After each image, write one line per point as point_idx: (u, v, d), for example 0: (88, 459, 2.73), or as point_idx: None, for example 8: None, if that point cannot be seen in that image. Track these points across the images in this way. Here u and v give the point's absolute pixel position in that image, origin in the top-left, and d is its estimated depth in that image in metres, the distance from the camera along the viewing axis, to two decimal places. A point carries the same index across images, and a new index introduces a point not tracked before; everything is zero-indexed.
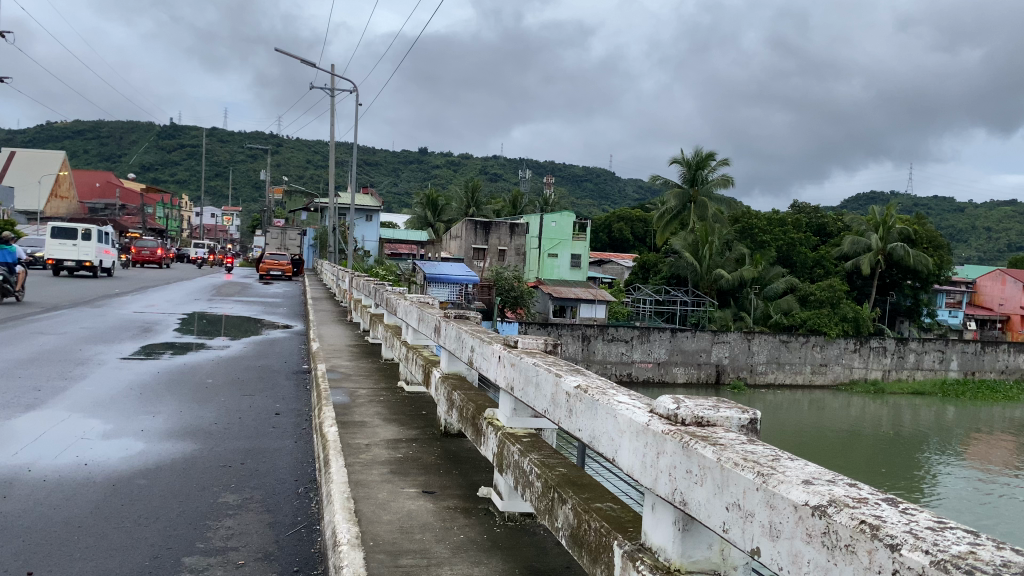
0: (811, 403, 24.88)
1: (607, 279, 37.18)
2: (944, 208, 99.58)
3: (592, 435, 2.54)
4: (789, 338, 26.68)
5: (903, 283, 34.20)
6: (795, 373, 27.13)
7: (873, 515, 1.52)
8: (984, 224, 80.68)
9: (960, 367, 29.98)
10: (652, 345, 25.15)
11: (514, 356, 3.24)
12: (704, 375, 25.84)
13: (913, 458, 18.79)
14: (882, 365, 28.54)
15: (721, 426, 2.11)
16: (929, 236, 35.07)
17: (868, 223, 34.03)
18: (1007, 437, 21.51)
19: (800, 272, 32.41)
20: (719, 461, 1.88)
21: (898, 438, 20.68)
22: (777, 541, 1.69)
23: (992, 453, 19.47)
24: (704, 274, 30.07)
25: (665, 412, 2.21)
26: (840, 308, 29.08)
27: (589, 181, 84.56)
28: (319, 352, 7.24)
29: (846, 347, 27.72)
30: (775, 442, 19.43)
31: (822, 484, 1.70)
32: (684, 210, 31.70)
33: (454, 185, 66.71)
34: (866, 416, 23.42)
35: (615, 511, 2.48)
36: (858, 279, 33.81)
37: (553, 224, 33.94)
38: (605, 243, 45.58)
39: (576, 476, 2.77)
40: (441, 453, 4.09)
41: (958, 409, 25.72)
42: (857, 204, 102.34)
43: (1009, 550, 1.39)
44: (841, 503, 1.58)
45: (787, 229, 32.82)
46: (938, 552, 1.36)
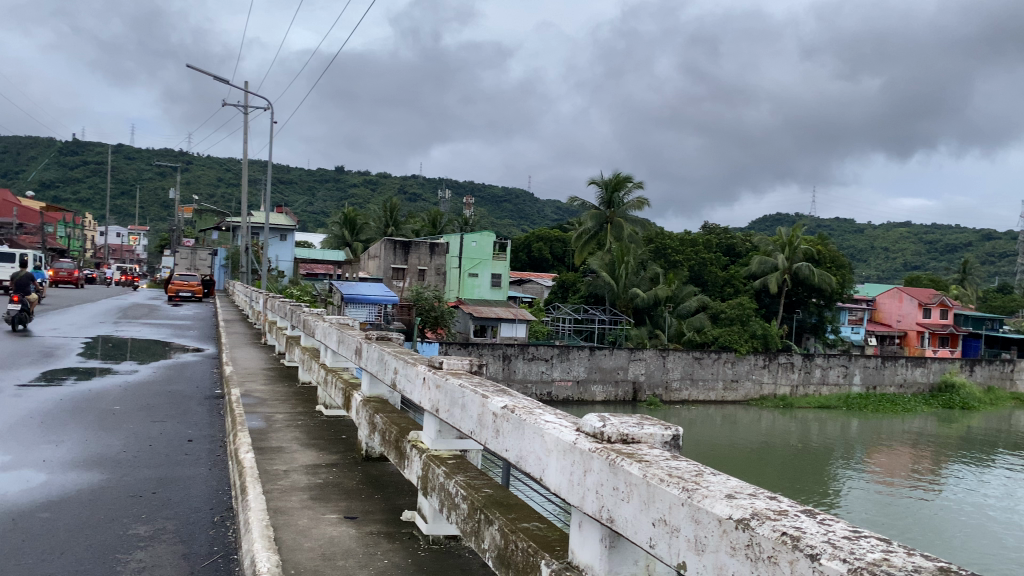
0: (724, 418, 25.59)
1: (527, 299, 37.45)
2: (844, 230, 104.70)
3: (519, 454, 2.54)
4: (701, 354, 27.47)
5: (808, 300, 35.64)
6: (708, 389, 27.92)
7: (795, 526, 1.57)
8: (880, 246, 85.50)
9: (862, 381, 31.29)
10: (571, 363, 25.21)
11: (438, 378, 3.22)
12: (622, 392, 26.19)
13: (820, 468, 19.57)
14: (790, 380, 29.59)
15: (646, 442, 2.16)
16: (831, 256, 36.57)
17: (775, 244, 35.32)
18: (907, 447, 22.67)
19: (710, 291, 33.39)
20: (644, 477, 1.92)
21: (807, 451, 21.43)
22: (704, 555, 1.73)
23: (895, 463, 20.52)
24: (621, 293, 30.45)
25: (590, 430, 2.24)
26: (750, 325, 30.21)
27: (507, 202, 85.30)
28: (233, 375, 7.02)
29: (755, 363, 28.63)
30: (693, 455, 20.00)
31: (745, 499, 1.75)
32: (601, 230, 32.53)
33: (371, 203, 66.07)
34: (775, 429, 24.28)
35: (541, 530, 2.48)
36: (766, 297, 35.03)
37: (473, 243, 34.23)
38: (524, 263, 45.98)
39: (502, 497, 2.77)
40: (362, 478, 4.02)
41: (861, 422, 26.87)
42: (764, 225, 106.48)
43: (925, 556, 1.45)
44: (763, 516, 1.63)
45: (699, 249, 33.88)
46: (855, 559, 1.42)
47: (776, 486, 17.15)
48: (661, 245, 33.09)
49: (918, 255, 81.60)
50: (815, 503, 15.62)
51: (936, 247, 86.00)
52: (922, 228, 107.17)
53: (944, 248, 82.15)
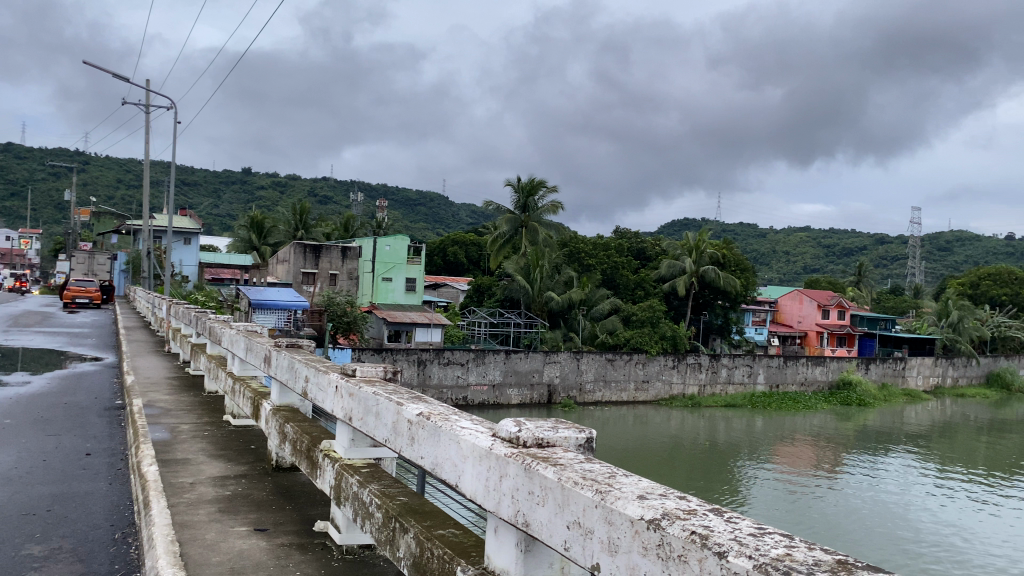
0: (635, 418, 26.07)
1: (442, 303, 37.32)
2: (748, 235, 108.61)
3: (434, 462, 2.53)
4: (613, 356, 27.97)
5: (715, 303, 36.73)
6: (620, 390, 28.41)
7: (701, 524, 1.63)
8: (782, 250, 88.97)
9: (766, 380, 32.46)
10: (487, 368, 25.20)
11: (352, 386, 3.17)
12: (537, 395, 26.34)
13: (727, 465, 20.15)
14: (697, 380, 30.43)
15: (560, 446, 2.20)
16: (736, 260, 37.78)
17: (682, 248, 36.21)
18: (807, 443, 23.62)
19: (622, 294, 34.04)
20: (559, 481, 1.94)
21: (716, 449, 22.03)
22: (617, 555, 1.76)
23: (796, 459, 21.34)
24: (536, 296, 30.68)
25: (506, 435, 2.25)
26: (660, 327, 30.90)
27: (421, 206, 84.89)
28: (135, 386, 6.73)
29: (665, 364, 29.36)
30: (604, 455, 20.33)
31: (656, 499, 1.80)
32: (516, 234, 32.76)
33: (281, 205, 64.60)
34: (684, 428, 24.94)
35: (457, 536, 2.48)
36: (675, 300, 35.88)
37: (387, 247, 33.93)
38: (439, 266, 45.79)
39: (418, 505, 2.75)
40: (273, 489, 3.92)
41: (765, 420, 27.85)
42: (673, 229, 109.38)
43: (823, 550, 1.53)
44: (674, 515, 1.68)
45: (611, 253, 34.49)
46: (761, 555, 1.48)
47: (686, 486, 17.54)
48: (575, 249, 33.48)
49: (817, 258, 85.33)
50: (723, 501, 16.09)
51: (832, 251, 90.14)
52: (820, 232, 112.14)
53: (840, 253, 86.18)
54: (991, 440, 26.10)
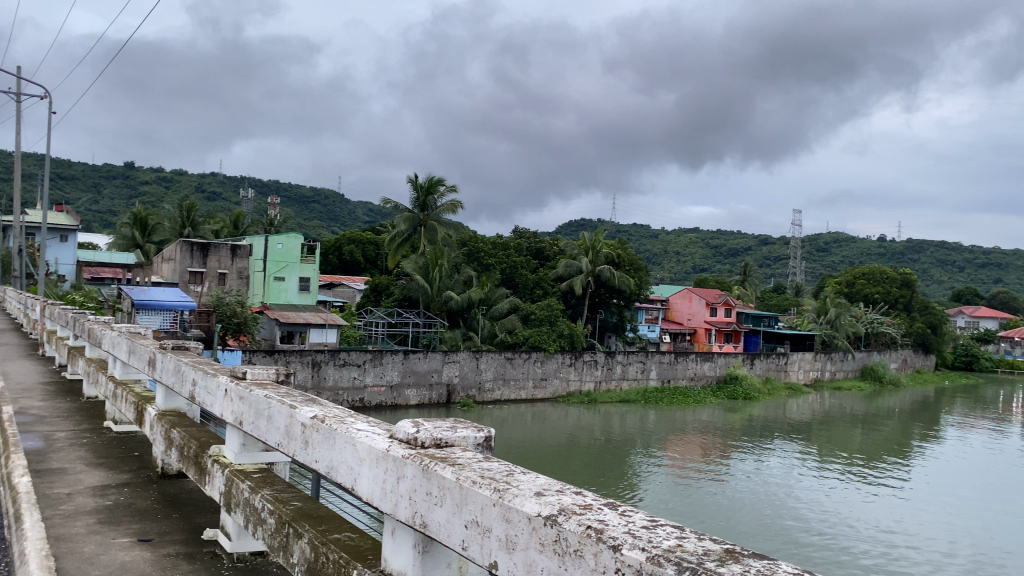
0: (534, 415, 26.31)
1: (338, 303, 36.64)
2: (642, 235, 111.76)
3: (330, 465, 2.47)
4: (512, 355, 28.15)
5: (610, 301, 37.48)
6: (518, 389, 28.61)
7: (597, 519, 1.67)
8: (673, 250, 91.84)
9: (658, 376, 33.42)
10: (384, 369, 24.78)
11: (242, 389, 3.07)
12: (435, 395, 26.17)
13: (622, 460, 20.61)
14: (593, 377, 31.04)
15: (459, 446, 2.21)
16: (631, 259, 38.69)
17: (579, 248, 36.76)
18: (697, 436, 24.45)
19: (520, 293, 34.29)
20: (457, 480, 1.93)
21: (610, 443, 22.60)
22: (513, 552, 1.79)
23: (687, 451, 22.07)
24: (435, 296, 30.49)
25: (404, 437, 2.22)
26: (557, 326, 31.24)
27: (316, 203, 83.18)
28: (4, 392, 6.31)
29: (562, 362, 29.81)
30: (501, 452, 20.47)
31: (553, 494, 1.83)
32: (414, 233, 32.50)
33: (167, 201, 61.93)
34: (581, 424, 25.37)
35: (354, 540, 2.43)
36: (572, 299, 36.37)
37: (279, 245, 33.00)
38: (335, 266, 44.93)
39: (312, 509, 2.68)
40: (157, 497, 3.75)
41: (657, 414, 28.65)
42: (570, 229, 111.28)
43: (711, 540, 1.61)
44: (569, 511, 1.71)
45: (510, 252, 34.69)
46: (652, 547, 1.54)
47: (582, 481, 17.90)
48: (474, 248, 33.50)
49: (706, 258, 88.60)
50: (618, 496, 16.50)
51: (719, 252, 93.84)
52: (709, 233, 116.51)
53: (727, 255, 89.90)
54: (865, 429, 27.76)
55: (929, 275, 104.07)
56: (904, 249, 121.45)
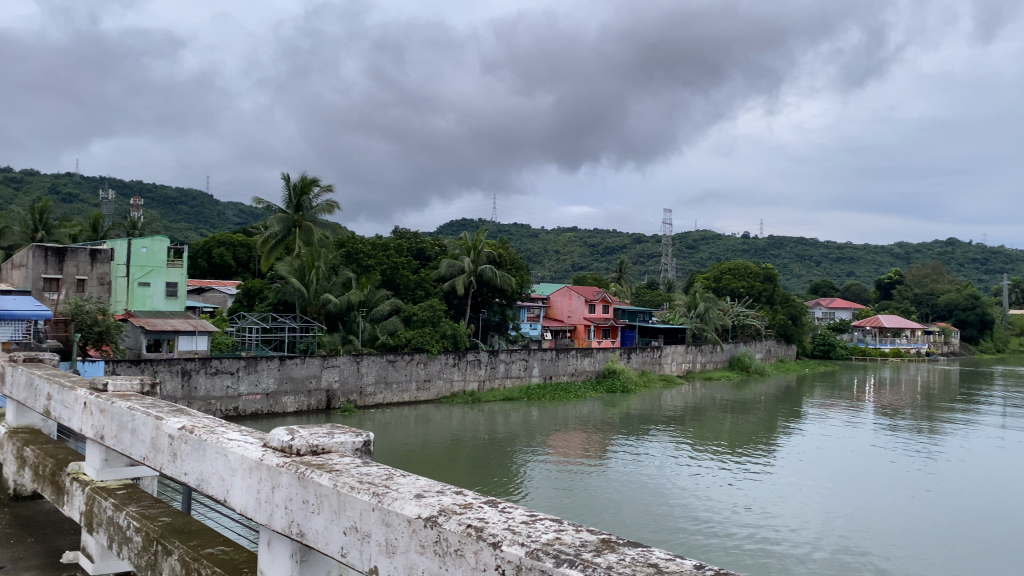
0: (417, 417, 26.11)
1: (209, 308, 35.21)
2: (522, 234, 113.49)
3: (200, 477, 2.38)
4: (394, 357, 27.86)
5: (492, 301, 37.65)
6: (401, 391, 28.29)
7: (477, 519, 1.74)
8: (552, 249, 93.59)
9: (541, 372, 33.92)
10: (259, 376, 23.83)
11: (103, 402, 2.90)
12: (315, 401, 25.46)
13: (507, 457, 20.75)
14: (477, 376, 31.17)
15: (336, 452, 2.19)
16: (511, 259, 39.05)
17: (461, 248, 36.83)
18: (578, 430, 24.96)
19: (402, 294, 33.96)
20: (335, 487, 1.93)
21: (494, 441, 22.74)
22: (393, 557, 1.81)
23: (570, 445, 22.46)
24: (312, 299, 29.73)
25: (278, 446, 2.18)
26: (440, 326, 31.04)
27: (184, 204, 79.64)
28: None
29: (446, 363, 29.75)
30: (383, 456, 20.16)
31: (432, 496, 1.90)
32: (288, 235, 31.66)
33: (15, 203, 57.64)
34: (465, 424, 25.38)
35: (226, 554, 2.34)
36: (455, 299, 36.31)
37: (143, 249, 31.56)
38: (205, 269, 43.15)
39: (183, 524, 2.57)
40: (10, 522, 3.49)
41: (540, 410, 29.10)
42: (451, 229, 111.52)
43: (574, 540, 1.74)
44: (448, 513, 1.78)
45: (390, 253, 34.30)
46: (531, 543, 1.63)
47: (466, 480, 17.81)
48: (353, 249, 32.93)
49: (584, 256, 90.81)
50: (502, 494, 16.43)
51: (596, 250, 96.43)
52: (585, 233, 119.34)
53: (604, 254, 92.56)
54: (734, 416, 29.22)
55: (789, 269, 110.52)
56: (766, 245, 128.56)
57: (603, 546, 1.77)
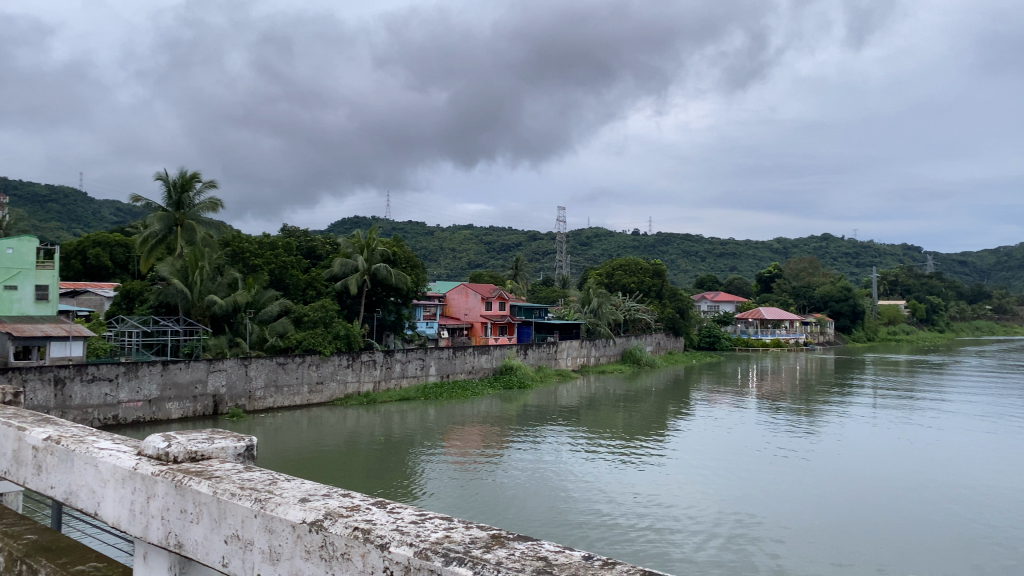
0: (310, 421, 25.51)
1: (85, 312, 33.33)
2: (418, 233, 112.77)
3: (68, 490, 2.24)
4: (285, 359, 27.16)
5: (388, 300, 37.21)
6: (293, 394, 27.60)
7: (364, 521, 1.72)
8: (447, 246, 93.37)
9: (437, 371, 33.76)
10: (141, 382, 22.74)
11: None
12: (201, 408, 24.48)
13: (403, 457, 20.52)
14: (372, 377, 30.74)
15: (216, 458, 2.13)
16: (406, 257, 38.72)
17: (354, 246, 36.25)
18: (475, 427, 24.99)
19: (292, 294, 33.13)
20: (215, 495, 1.86)
21: (390, 442, 22.48)
22: (277, 564, 1.75)
23: (466, 442, 22.45)
24: (195, 301, 28.60)
25: (154, 452, 2.09)
26: (333, 327, 30.38)
27: (54, 203, 75.04)
28: None
29: (339, 364, 29.21)
30: (271, 461, 19.52)
31: (317, 500, 1.86)
32: (169, 233, 30.61)
33: None
34: (360, 425, 24.99)
35: (98, 570, 2.20)
36: (348, 298, 35.67)
37: (9, 250, 29.35)
38: (79, 271, 40.77)
39: (50, 542, 2.41)
40: None
41: (437, 409, 28.99)
42: (344, 228, 109.64)
43: (470, 536, 1.76)
44: (334, 516, 1.74)
45: (278, 252, 33.40)
46: (419, 543, 1.62)
47: (361, 484, 17.43)
48: (239, 248, 31.90)
49: (480, 254, 91.14)
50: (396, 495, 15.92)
51: (492, 247, 96.80)
52: (481, 232, 119.61)
53: (500, 251, 93.23)
54: (627, 408, 29.95)
55: (678, 265, 114.10)
56: (656, 242, 132.46)
57: (494, 542, 1.77)
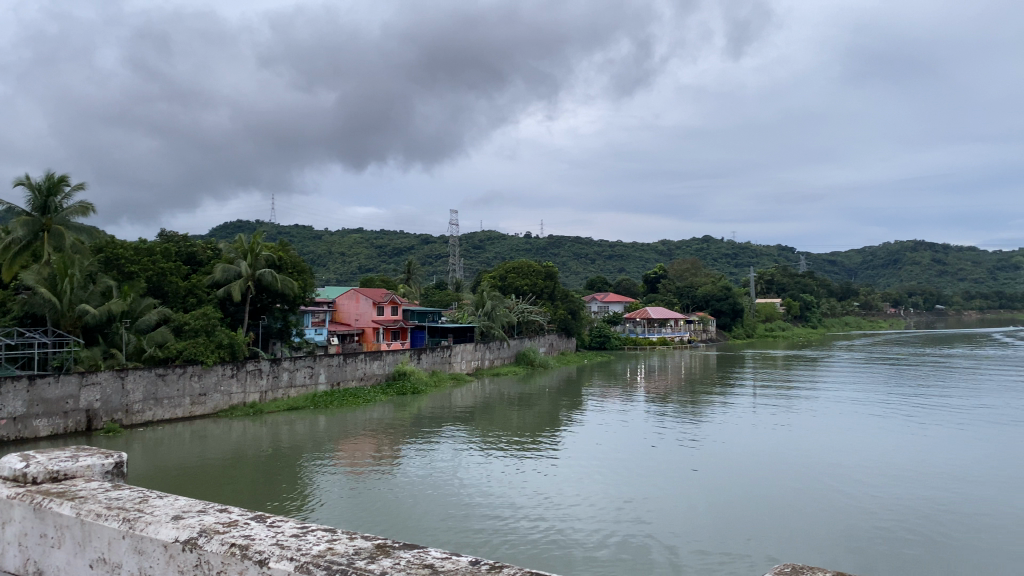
0: (193, 434, 24.52)
1: None
2: (306, 238, 110.59)
3: None
4: (165, 370, 26.04)
5: (273, 307, 36.24)
6: (173, 407, 26.46)
7: (243, 535, 1.95)
8: (337, 251, 91.86)
9: (327, 379, 33.12)
10: (5, 398, 21.15)
11: None
12: (73, 424, 23.08)
13: (294, 468, 19.97)
14: (259, 387, 29.84)
15: (80, 476, 2.54)
16: (293, 262, 37.82)
17: (238, 251, 34.99)
18: (368, 435, 24.59)
19: (171, 303, 31.94)
20: (78, 518, 2.17)
21: (278, 453, 21.87)
22: None
23: (359, 451, 22.08)
24: (66, 310, 26.70)
25: (13, 475, 2.47)
26: (216, 335, 29.22)
27: None
28: None
29: (223, 374, 28.26)
30: (146, 480, 18.45)
31: (190, 517, 2.12)
32: (35, 240, 28.75)
33: None
34: (246, 437, 24.23)
35: None
36: (230, 306, 34.48)
37: None
38: None
39: None
40: None
41: (327, 418, 28.42)
42: (227, 232, 106.20)
43: (359, 541, 1.94)
44: (211, 532, 2.00)
45: (155, 258, 31.98)
46: (303, 557, 1.82)
47: (248, 500, 16.78)
48: (112, 254, 30.21)
49: (371, 258, 90.23)
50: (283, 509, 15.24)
51: (383, 251, 95.97)
52: (371, 236, 118.49)
53: (392, 255, 92.64)
54: (521, 410, 30.21)
55: (569, 267, 116.00)
56: (547, 245, 134.49)
57: (378, 552, 1.85)
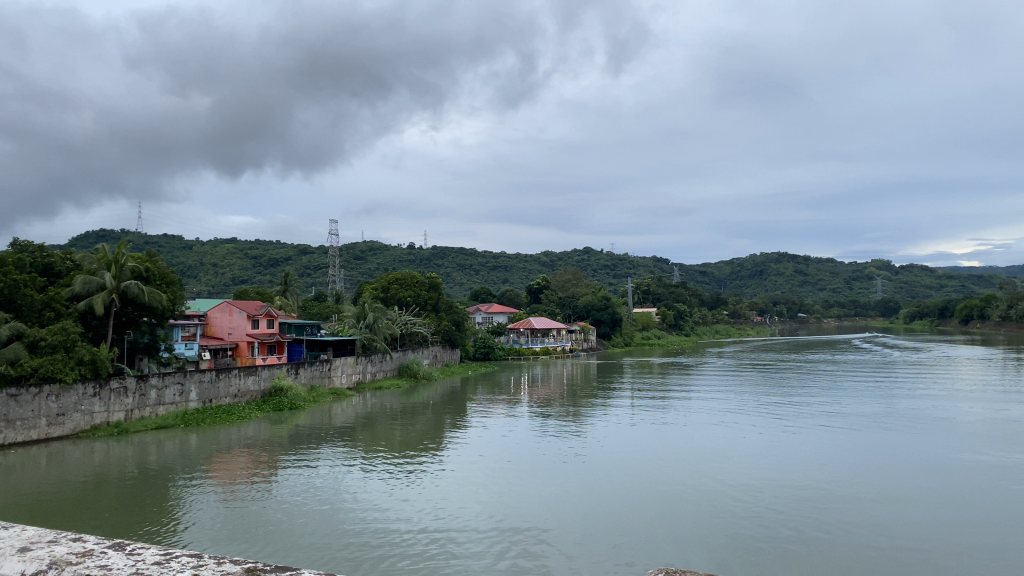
0: (49, 457, 22.92)
1: None
2: (174, 248, 106.17)
3: None
4: (17, 390, 24.31)
5: (140, 320, 34.26)
6: (27, 428, 24.75)
7: (98, 566, 1.89)
8: (209, 261, 88.63)
9: (199, 396, 31.68)
10: None
11: None
12: None
13: (161, 489, 19.03)
14: (123, 406, 28.34)
15: None
16: (161, 272, 36.02)
17: (99, 261, 32.89)
18: (242, 453, 23.72)
19: (25, 317, 29.56)
20: None
21: (145, 474, 20.71)
22: None
23: (231, 470, 21.21)
24: None
25: None
26: (75, 351, 26.89)
27: None
28: None
29: (84, 392, 26.74)
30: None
31: (43, 547, 2.02)
32: None
33: None
34: (108, 458, 22.86)
35: None
36: (93, 319, 32.23)
37: None
38: None
39: None
40: None
41: (198, 436, 27.23)
42: (87, 241, 100.56)
43: (224, 563, 1.92)
44: (63, 562, 1.91)
45: (7, 269, 29.62)
46: None
47: (112, 527, 15.68)
48: None
49: (245, 269, 87.62)
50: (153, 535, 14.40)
51: (259, 263, 93.29)
52: (247, 246, 115.08)
53: (267, 267, 90.20)
54: (403, 423, 29.86)
55: (451, 277, 115.83)
56: (431, 256, 134.31)
57: None
